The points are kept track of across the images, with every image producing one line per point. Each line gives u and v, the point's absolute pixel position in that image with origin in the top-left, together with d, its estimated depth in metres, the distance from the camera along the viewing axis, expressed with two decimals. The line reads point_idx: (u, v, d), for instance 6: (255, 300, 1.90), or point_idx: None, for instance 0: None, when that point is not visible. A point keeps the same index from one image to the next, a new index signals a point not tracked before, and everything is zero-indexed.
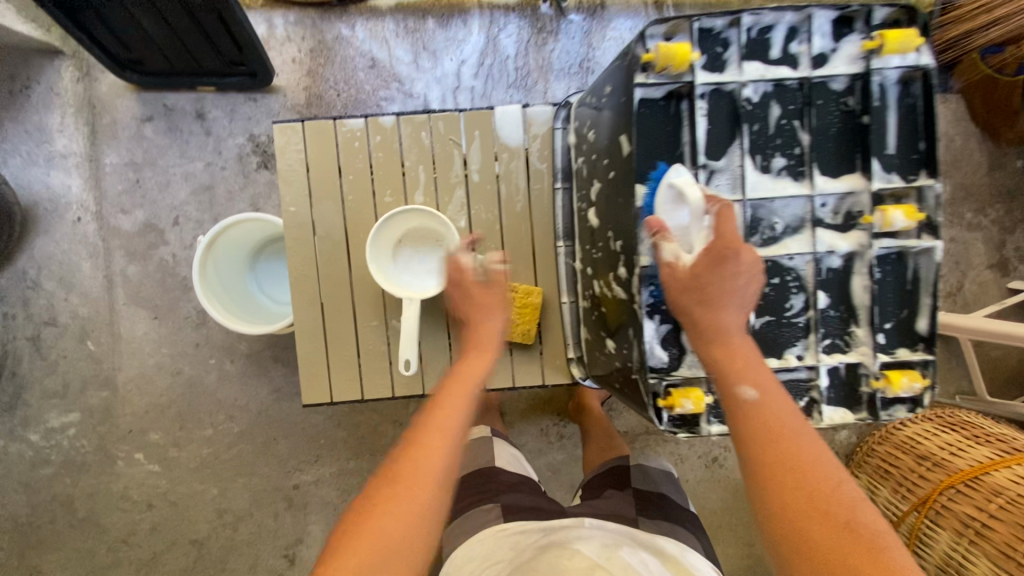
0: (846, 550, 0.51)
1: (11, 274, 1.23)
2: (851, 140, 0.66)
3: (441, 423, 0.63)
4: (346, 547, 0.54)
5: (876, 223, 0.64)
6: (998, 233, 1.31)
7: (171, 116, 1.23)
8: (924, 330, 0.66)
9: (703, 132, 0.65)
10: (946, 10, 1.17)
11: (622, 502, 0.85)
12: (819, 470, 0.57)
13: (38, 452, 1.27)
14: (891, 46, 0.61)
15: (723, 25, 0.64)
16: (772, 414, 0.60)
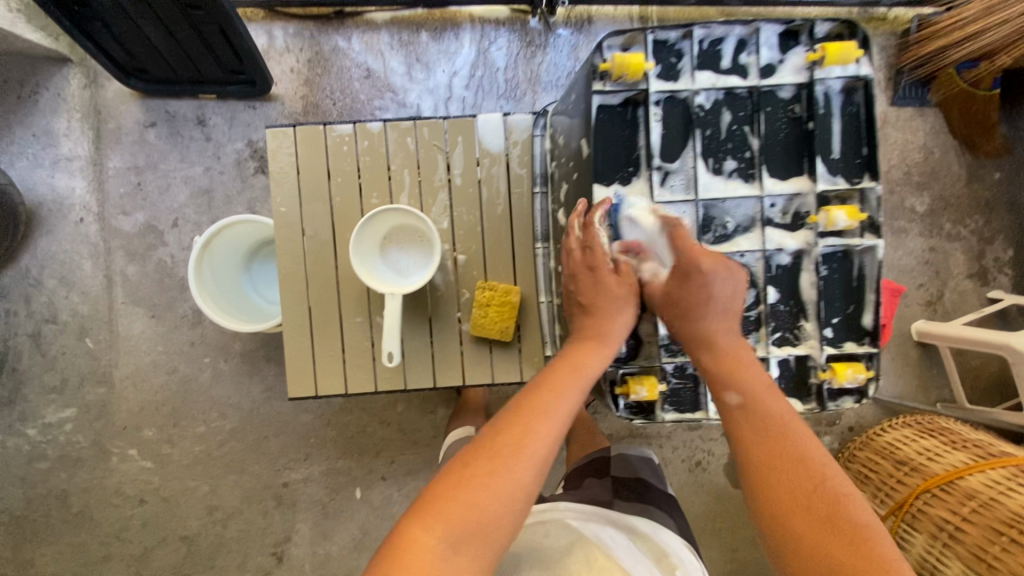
0: (829, 533, 0.61)
1: (15, 272, 1.27)
2: (798, 144, 0.77)
3: (540, 419, 0.69)
4: (432, 513, 0.61)
5: (821, 223, 0.75)
6: (977, 243, 1.33)
7: (173, 122, 1.28)
8: (869, 324, 0.78)
9: (657, 136, 0.76)
10: (923, 26, 1.24)
11: (599, 488, 0.86)
12: (806, 467, 0.66)
13: (35, 447, 1.30)
14: (832, 56, 0.73)
15: (676, 37, 0.76)
16: (760, 415, 0.71)
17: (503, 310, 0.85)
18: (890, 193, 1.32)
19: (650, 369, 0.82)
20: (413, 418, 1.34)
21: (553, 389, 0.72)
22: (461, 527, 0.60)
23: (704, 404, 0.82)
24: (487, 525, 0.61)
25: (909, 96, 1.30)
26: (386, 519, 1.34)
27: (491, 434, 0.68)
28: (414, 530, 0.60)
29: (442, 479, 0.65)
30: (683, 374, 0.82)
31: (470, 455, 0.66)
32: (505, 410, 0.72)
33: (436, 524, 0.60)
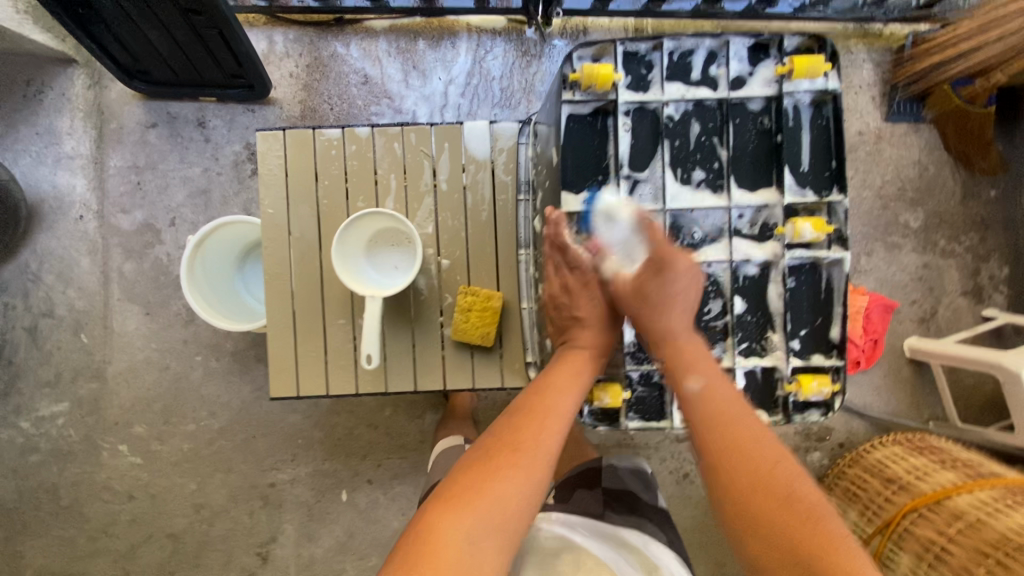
0: (782, 519, 0.61)
1: (14, 267, 1.29)
2: (767, 153, 0.80)
3: (555, 414, 0.69)
4: (455, 507, 0.59)
5: (787, 234, 0.78)
6: (971, 261, 1.32)
7: (173, 123, 1.30)
8: (836, 337, 0.81)
9: (626, 146, 0.80)
10: (917, 42, 1.24)
11: (589, 499, 0.84)
12: (765, 454, 0.66)
13: (28, 440, 1.31)
14: (799, 70, 0.76)
15: (646, 49, 0.80)
16: (716, 404, 0.70)
17: (485, 316, 0.85)
18: (885, 208, 1.31)
19: (615, 377, 0.84)
20: (400, 422, 1.34)
21: (563, 384, 0.73)
22: (489, 519, 0.59)
23: (668, 412, 0.84)
24: (511, 521, 0.61)
25: (904, 111, 1.30)
26: (371, 523, 1.34)
27: (507, 429, 0.68)
28: (436, 525, 0.58)
29: (460, 474, 0.63)
30: (648, 382, 0.85)
31: (488, 450, 0.65)
32: (515, 403, 0.71)
33: (461, 518, 0.59)
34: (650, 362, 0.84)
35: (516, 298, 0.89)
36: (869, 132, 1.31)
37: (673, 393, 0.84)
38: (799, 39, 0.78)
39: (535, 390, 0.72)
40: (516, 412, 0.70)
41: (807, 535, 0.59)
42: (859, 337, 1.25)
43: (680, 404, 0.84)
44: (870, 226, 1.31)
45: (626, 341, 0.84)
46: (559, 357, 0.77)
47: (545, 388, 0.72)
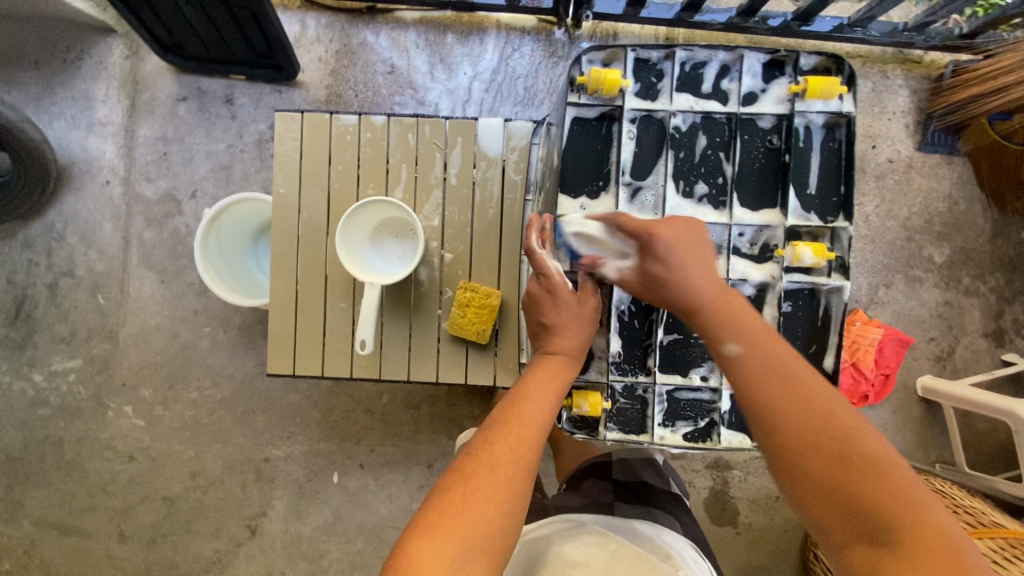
0: (848, 482, 0.53)
1: (40, 225, 1.34)
2: (774, 173, 0.79)
3: (532, 425, 0.68)
4: (438, 534, 0.57)
5: (787, 257, 0.77)
6: (996, 302, 1.28)
7: (203, 98, 1.33)
8: (829, 367, 0.79)
9: (629, 153, 0.79)
10: (958, 71, 1.21)
11: (600, 490, 0.86)
12: (822, 405, 0.57)
13: (39, 393, 1.36)
14: (813, 90, 0.74)
15: (658, 57, 0.79)
16: (761, 362, 0.61)
17: (482, 313, 0.85)
18: (909, 240, 1.27)
19: (597, 385, 0.83)
20: (396, 411, 1.35)
21: (539, 392, 0.71)
22: (473, 542, 0.58)
23: (649, 426, 0.84)
24: (495, 541, 0.59)
25: (938, 142, 1.26)
26: (359, 507, 1.35)
27: (484, 444, 0.66)
28: (420, 553, 0.56)
29: (440, 497, 0.61)
30: (631, 394, 0.85)
31: (466, 470, 0.63)
32: (491, 418, 0.70)
33: (445, 544, 0.57)
34: (634, 375, 0.84)
35: (515, 297, 0.88)
36: (899, 160, 1.27)
37: (655, 408, 0.83)
38: (816, 59, 0.77)
39: (510, 402, 0.70)
40: (492, 425, 0.68)
41: (879, 490, 0.52)
42: (869, 370, 1.21)
43: (662, 420, 0.84)
44: (892, 257, 1.27)
45: (611, 351, 0.83)
46: (534, 365, 0.75)
47: (520, 397, 0.70)
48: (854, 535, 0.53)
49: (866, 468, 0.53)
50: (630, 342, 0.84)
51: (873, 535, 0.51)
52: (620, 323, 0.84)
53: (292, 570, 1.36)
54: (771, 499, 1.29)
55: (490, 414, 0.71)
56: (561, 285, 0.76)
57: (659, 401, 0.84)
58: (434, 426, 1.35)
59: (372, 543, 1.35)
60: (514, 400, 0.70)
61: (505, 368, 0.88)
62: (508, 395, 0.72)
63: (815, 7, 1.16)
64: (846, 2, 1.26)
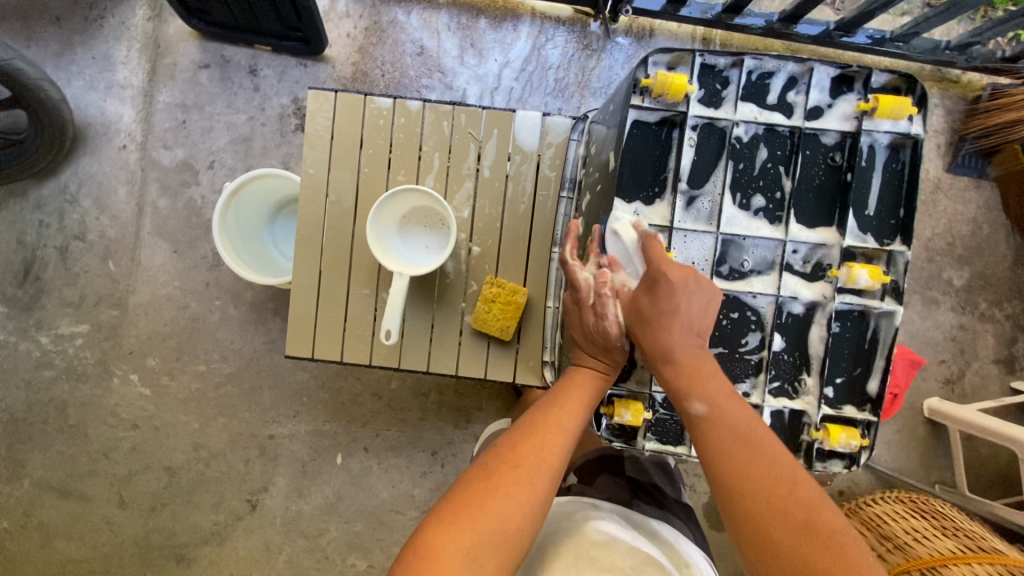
0: (800, 552, 0.58)
1: (54, 186, 1.32)
2: (833, 192, 0.78)
3: (560, 432, 0.70)
4: (456, 525, 0.61)
5: (841, 278, 0.76)
6: (1010, 328, 1.28)
7: (226, 67, 1.30)
8: (873, 391, 0.79)
9: (688, 161, 0.77)
10: (995, 95, 1.19)
11: (615, 487, 0.88)
12: (780, 479, 0.62)
13: (44, 355, 1.35)
14: (883, 109, 0.73)
15: (725, 64, 0.77)
16: (726, 426, 0.66)
17: (508, 309, 0.84)
18: (929, 261, 1.26)
19: (638, 395, 0.82)
20: (404, 397, 1.35)
21: (570, 400, 0.73)
22: (486, 537, 0.61)
23: (687, 439, 0.81)
24: (511, 538, 0.62)
25: (967, 165, 1.25)
26: (361, 490, 1.36)
27: (510, 444, 0.69)
28: (439, 542, 0.60)
29: (461, 489, 0.65)
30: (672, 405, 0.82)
31: (489, 466, 0.67)
32: (521, 421, 0.73)
33: (460, 535, 0.60)
34: None
35: (542, 296, 0.87)
36: (927, 180, 1.26)
37: None
38: (887, 77, 0.75)
39: (541, 408, 0.73)
40: (518, 428, 0.71)
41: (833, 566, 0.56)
42: None
43: None
44: (911, 277, 1.27)
45: None
46: (567, 374, 0.77)
47: (547, 404, 0.73)
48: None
49: (815, 539, 0.58)
50: None
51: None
52: None
53: (290, 546, 1.37)
54: None
55: (521, 417, 0.74)
56: (580, 289, 0.76)
57: None
58: (441, 414, 1.35)
59: (372, 525, 1.36)
60: (546, 406, 0.72)
61: (527, 366, 0.88)
62: (542, 402, 0.74)
63: (859, 18, 1.14)
64: (888, 15, 1.23)
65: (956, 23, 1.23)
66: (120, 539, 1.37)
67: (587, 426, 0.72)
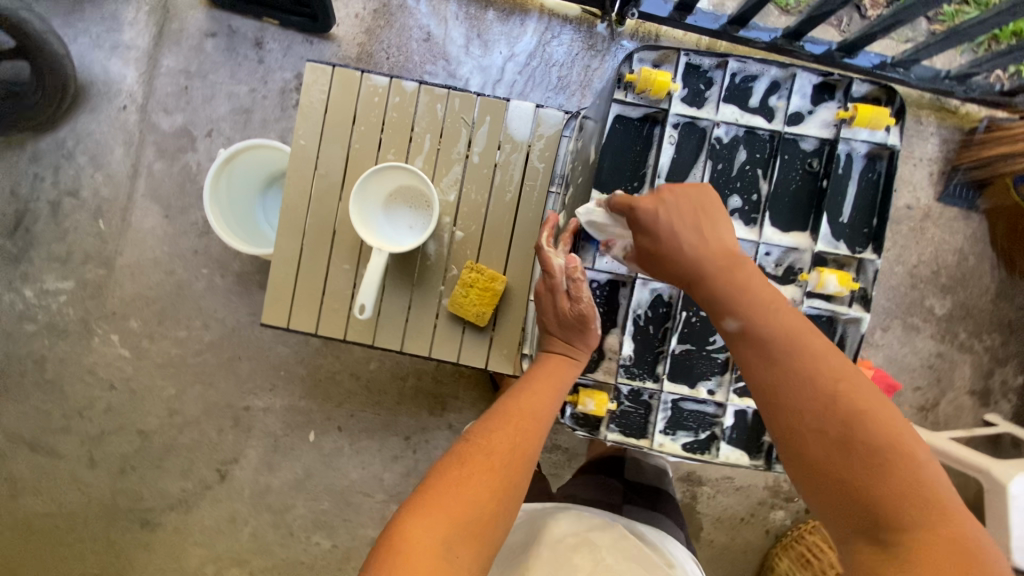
0: (847, 467, 0.54)
1: (51, 140, 1.32)
2: (810, 197, 0.79)
3: (533, 418, 0.71)
4: (433, 515, 0.58)
5: (811, 282, 0.77)
6: (988, 361, 1.29)
7: (232, 37, 1.31)
8: None
9: (667, 157, 0.78)
10: (990, 128, 1.20)
11: (609, 489, 0.90)
12: (828, 387, 0.57)
13: (27, 308, 1.35)
14: (861, 118, 0.74)
15: (709, 65, 0.78)
16: (763, 341, 0.61)
17: (485, 296, 0.85)
18: (913, 287, 1.27)
19: (604, 386, 0.84)
20: (382, 379, 1.35)
21: (541, 387, 0.74)
22: (462, 525, 0.59)
23: (650, 432, 0.84)
24: (487, 525, 0.60)
25: (958, 195, 1.25)
26: (331, 469, 1.36)
27: (483, 432, 0.68)
28: (412, 530, 0.57)
29: (438, 478, 0.62)
30: (636, 399, 0.85)
31: (465, 455, 0.65)
32: (494, 410, 0.73)
33: (438, 525, 0.57)
34: (642, 380, 0.84)
35: (524, 287, 0.88)
36: (917, 207, 1.26)
37: (659, 415, 0.84)
38: (868, 87, 0.77)
39: (513, 397, 0.73)
40: (493, 416, 0.71)
41: (883, 477, 0.52)
42: None
43: (663, 427, 0.84)
44: (894, 302, 1.27)
45: (623, 353, 0.84)
46: (537, 364, 0.78)
47: (521, 391, 0.74)
48: (848, 524, 0.53)
49: (867, 459, 0.53)
50: (642, 346, 0.85)
51: (872, 527, 0.52)
52: (635, 327, 0.84)
53: (256, 519, 1.37)
54: (736, 520, 1.30)
55: (492, 407, 0.74)
56: (555, 273, 0.76)
57: (663, 408, 0.84)
58: (417, 400, 1.35)
59: (339, 505, 1.36)
60: (517, 393, 0.73)
61: (505, 356, 0.88)
62: (512, 389, 0.75)
63: (862, 40, 1.15)
64: (891, 41, 1.24)
65: (958, 53, 1.24)
66: (87, 499, 1.37)
67: (558, 414, 0.74)
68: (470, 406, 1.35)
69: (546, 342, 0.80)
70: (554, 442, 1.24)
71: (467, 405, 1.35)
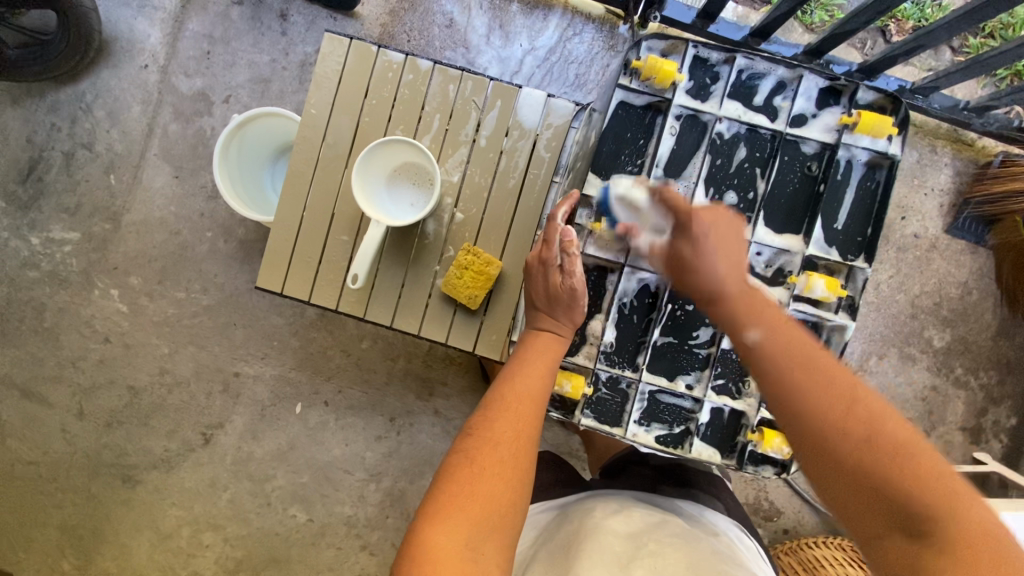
0: (878, 471, 0.52)
1: (71, 92, 1.34)
2: (807, 199, 0.85)
3: (530, 399, 0.71)
4: (452, 518, 0.58)
5: (799, 285, 0.83)
6: (982, 399, 1.27)
7: (258, 7, 1.32)
8: None
9: (667, 147, 0.83)
10: (1005, 164, 1.19)
11: (641, 477, 0.87)
12: (849, 394, 0.55)
13: (32, 255, 1.36)
14: (864, 124, 0.80)
15: (718, 59, 0.84)
16: (779, 351, 0.59)
17: (478, 278, 0.85)
18: (913, 317, 1.26)
19: (581, 370, 0.86)
20: (372, 358, 1.36)
21: (534, 368, 0.74)
22: (480, 521, 0.59)
23: (624, 421, 0.86)
24: (503, 516, 0.61)
25: (966, 229, 1.24)
26: (314, 443, 1.36)
27: (482, 423, 0.68)
28: (434, 538, 0.57)
29: (450, 479, 0.62)
30: (614, 387, 0.87)
31: (471, 451, 0.65)
32: (488, 397, 0.72)
33: (459, 526, 0.58)
34: (621, 368, 0.86)
35: (516, 274, 0.87)
36: (925, 237, 1.25)
37: (634, 405, 0.86)
38: (873, 96, 0.83)
39: (505, 381, 0.73)
40: (491, 404, 0.70)
41: (915, 476, 0.51)
42: None
43: (637, 418, 0.86)
44: (892, 330, 1.26)
45: (604, 340, 0.85)
46: (524, 343, 0.78)
47: (514, 375, 0.73)
48: (883, 523, 0.52)
49: (896, 458, 0.52)
50: (625, 336, 0.86)
51: (905, 525, 0.51)
52: (619, 314, 0.86)
53: (235, 486, 1.37)
54: None
55: (486, 394, 0.73)
56: (551, 248, 0.77)
57: (640, 398, 0.86)
58: (406, 383, 1.35)
59: (318, 479, 1.36)
60: (509, 378, 0.73)
61: (490, 342, 0.88)
62: (504, 374, 0.74)
63: (882, 63, 1.14)
64: (914, 68, 1.24)
65: (980, 86, 1.24)
66: (72, 449, 1.38)
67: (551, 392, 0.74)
68: (458, 393, 1.35)
69: (533, 318, 0.80)
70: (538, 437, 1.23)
71: (455, 392, 1.35)
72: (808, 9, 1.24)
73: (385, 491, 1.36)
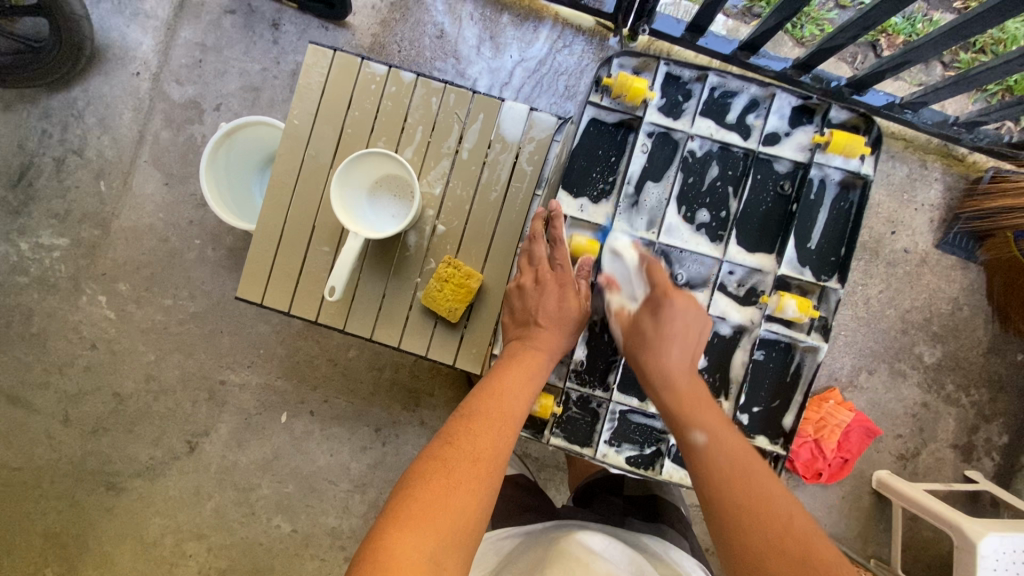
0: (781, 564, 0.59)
1: (63, 99, 1.34)
2: (779, 218, 0.85)
3: (512, 418, 0.71)
4: (420, 525, 0.57)
5: (771, 305, 0.83)
6: (973, 416, 1.26)
7: (250, 16, 1.33)
8: (788, 425, 0.85)
9: (638, 165, 0.85)
10: (997, 178, 1.18)
11: (614, 506, 0.87)
12: (762, 491, 0.65)
13: (21, 261, 1.36)
14: (836, 144, 0.80)
15: (690, 77, 0.85)
16: (715, 450, 0.69)
17: (459, 292, 0.84)
18: (903, 332, 1.25)
19: (552, 389, 0.87)
20: (359, 367, 1.35)
21: (519, 385, 0.74)
22: (448, 535, 0.58)
23: (595, 441, 0.88)
24: (470, 533, 0.60)
25: (957, 245, 1.23)
26: (299, 453, 1.35)
27: (464, 434, 0.67)
28: (399, 544, 0.55)
29: (422, 486, 0.61)
30: (584, 406, 0.88)
31: (448, 458, 0.64)
32: (470, 406, 0.71)
33: (427, 534, 0.57)
34: (592, 387, 0.87)
35: (497, 288, 0.87)
36: (915, 251, 1.24)
37: (604, 424, 0.87)
38: (846, 115, 0.83)
39: (490, 392, 0.73)
40: (474, 417, 0.69)
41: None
42: (830, 450, 1.19)
43: (607, 438, 0.88)
44: (882, 345, 1.25)
45: (575, 358, 0.87)
46: (511, 355, 0.78)
47: (500, 389, 0.73)
48: None
49: (791, 556, 0.59)
50: (596, 354, 0.88)
51: None
52: (590, 333, 0.87)
53: (220, 495, 1.36)
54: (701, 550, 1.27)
55: (466, 402, 0.73)
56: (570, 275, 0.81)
57: (609, 418, 0.87)
58: (392, 393, 1.34)
59: (303, 489, 1.35)
60: (495, 391, 0.73)
61: (468, 356, 0.87)
62: (490, 385, 0.74)
63: (869, 78, 1.14)
64: (904, 83, 1.24)
65: (970, 102, 1.24)
66: (56, 455, 1.37)
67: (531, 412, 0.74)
68: (445, 404, 1.34)
69: (524, 330, 0.80)
70: (524, 451, 1.21)
71: (442, 403, 1.34)
72: (799, 23, 1.24)
73: (371, 503, 1.34)
